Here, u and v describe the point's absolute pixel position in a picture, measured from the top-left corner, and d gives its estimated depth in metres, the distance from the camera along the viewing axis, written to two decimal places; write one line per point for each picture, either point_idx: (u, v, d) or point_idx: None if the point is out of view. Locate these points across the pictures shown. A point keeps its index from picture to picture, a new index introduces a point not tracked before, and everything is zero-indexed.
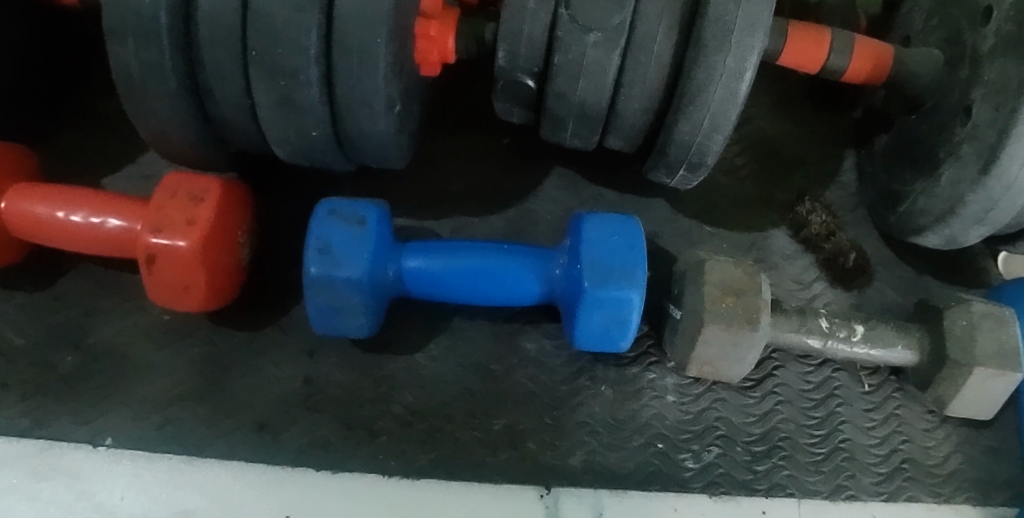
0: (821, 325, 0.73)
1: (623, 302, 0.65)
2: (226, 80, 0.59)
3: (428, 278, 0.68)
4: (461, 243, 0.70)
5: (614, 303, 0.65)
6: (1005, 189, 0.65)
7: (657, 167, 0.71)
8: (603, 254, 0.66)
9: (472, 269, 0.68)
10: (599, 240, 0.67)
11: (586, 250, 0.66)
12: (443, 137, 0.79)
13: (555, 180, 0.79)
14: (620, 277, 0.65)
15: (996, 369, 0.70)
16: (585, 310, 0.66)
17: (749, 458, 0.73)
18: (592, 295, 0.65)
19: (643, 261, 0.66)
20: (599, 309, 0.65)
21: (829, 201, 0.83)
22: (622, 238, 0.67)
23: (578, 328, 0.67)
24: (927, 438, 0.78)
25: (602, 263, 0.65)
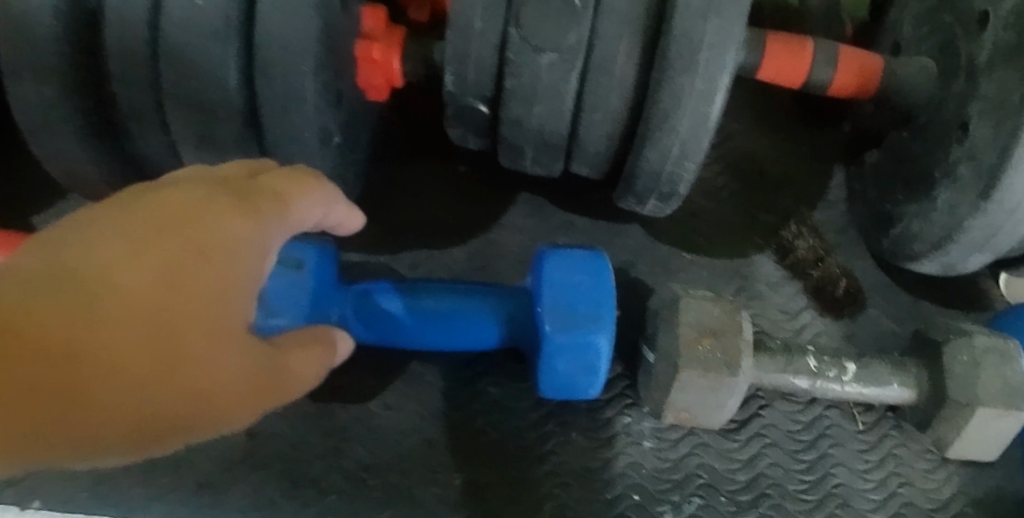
0: (808, 364, 0.67)
1: (592, 345, 0.60)
2: (145, 114, 0.54)
3: (379, 323, 0.63)
4: (416, 283, 0.65)
5: (582, 347, 0.60)
6: (1008, 214, 0.59)
7: (627, 195, 0.65)
8: (568, 294, 0.61)
9: (428, 313, 0.63)
10: (561, 279, 0.61)
11: (548, 289, 0.61)
12: (398, 164, 0.73)
13: (520, 206, 0.73)
14: (587, 318, 0.60)
15: (1001, 410, 0.64)
16: (549, 357, 0.61)
17: (734, 508, 0.67)
18: (557, 339, 0.60)
19: (611, 301, 0.61)
20: (563, 356, 0.61)
21: (817, 221, 0.77)
22: (587, 276, 0.62)
23: (543, 376, 0.62)
24: (928, 480, 0.72)
25: (566, 304, 0.60)
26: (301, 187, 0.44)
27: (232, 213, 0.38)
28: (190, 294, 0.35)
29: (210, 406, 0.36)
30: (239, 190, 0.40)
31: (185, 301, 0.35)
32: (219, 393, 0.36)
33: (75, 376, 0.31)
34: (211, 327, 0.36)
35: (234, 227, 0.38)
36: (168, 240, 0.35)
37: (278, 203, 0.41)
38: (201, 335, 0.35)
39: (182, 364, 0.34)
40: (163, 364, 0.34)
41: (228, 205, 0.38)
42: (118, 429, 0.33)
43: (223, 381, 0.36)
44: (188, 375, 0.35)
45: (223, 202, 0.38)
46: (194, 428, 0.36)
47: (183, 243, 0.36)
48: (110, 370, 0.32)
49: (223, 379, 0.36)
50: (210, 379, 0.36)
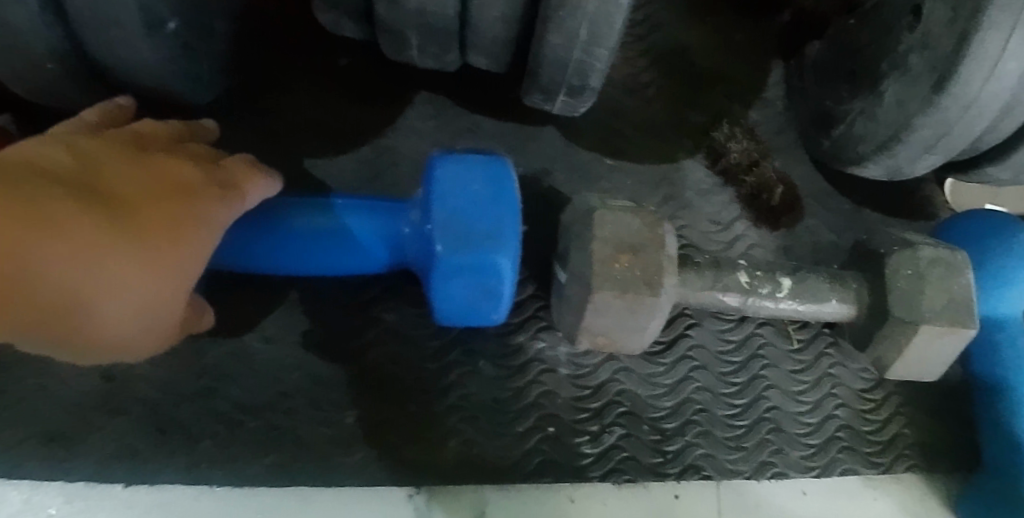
0: (740, 280, 0.60)
1: (492, 267, 0.53)
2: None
3: (246, 247, 0.54)
4: (291, 199, 0.56)
5: (480, 269, 0.53)
6: (964, 108, 0.53)
7: (532, 91, 0.57)
8: (464, 208, 0.52)
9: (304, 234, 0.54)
10: (457, 191, 0.53)
11: (442, 204, 0.52)
12: (277, 63, 0.65)
13: (417, 109, 0.65)
14: (488, 236, 0.52)
15: (945, 327, 0.59)
16: (441, 280, 0.53)
17: (658, 437, 0.62)
18: (451, 263, 0.52)
19: (515, 215, 0.53)
20: (459, 277, 0.53)
21: (751, 122, 0.70)
22: (487, 187, 0.53)
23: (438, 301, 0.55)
24: (864, 401, 0.68)
25: (461, 219, 0.52)
26: (256, 179, 0.52)
27: (214, 203, 0.47)
28: (173, 251, 0.44)
29: (148, 337, 0.46)
30: (219, 182, 0.49)
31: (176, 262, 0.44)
32: (153, 333, 0.46)
33: (80, 283, 0.40)
34: (182, 284, 0.46)
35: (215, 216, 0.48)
36: (175, 209, 0.45)
37: (243, 198, 0.51)
38: (173, 290, 0.45)
39: (152, 307, 0.44)
40: (145, 304, 0.44)
41: (211, 196, 0.47)
42: (86, 337, 0.42)
43: (165, 325, 0.47)
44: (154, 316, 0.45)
45: (205, 188, 0.47)
46: (114, 349, 0.44)
47: (173, 212, 0.44)
48: (98, 292, 0.40)
49: (164, 322, 0.46)
50: (161, 324, 0.46)
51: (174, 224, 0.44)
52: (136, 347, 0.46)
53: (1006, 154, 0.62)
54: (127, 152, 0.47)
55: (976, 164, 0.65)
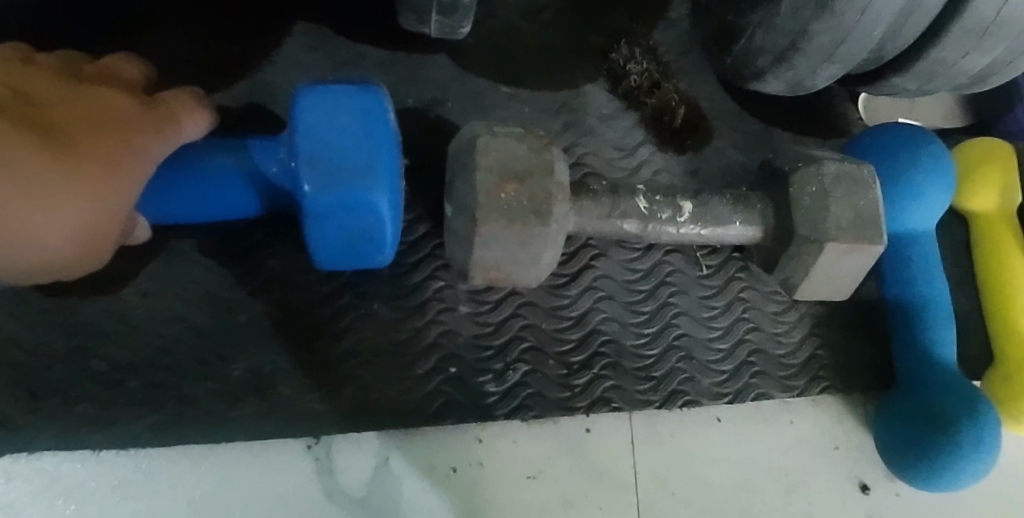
0: (638, 205, 0.59)
1: (359, 206, 0.49)
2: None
3: None
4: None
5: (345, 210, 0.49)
6: (859, 13, 0.51)
7: (406, 13, 0.53)
8: (330, 142, 0.49)
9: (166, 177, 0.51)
10: (321, 123, 0.49)
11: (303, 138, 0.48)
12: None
13: (299, 40, 0.63)
14: (353, 172, 0.49)
15: (852, 243, 0.57)
16: (314, 223, 0.50)
17: (565, 372, 0.62)
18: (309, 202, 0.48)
19: (387, 152, 0.50)
20: (333, 219, 0.50)
21: (654, 43, 0.69)
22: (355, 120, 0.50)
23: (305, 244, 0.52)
24: (777, 323, 0.68)
25: (329, 154, 0.49)
26: (194, 114, 0.51)
27: (151, 133, 0.48)
28: (115, 181, 0.45)
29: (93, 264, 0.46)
30: (155, 114, 0.49)
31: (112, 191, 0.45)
32: (99, 263, 0.47)
33: (24, 210, 0.41)
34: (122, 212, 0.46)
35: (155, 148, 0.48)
36: (108, 140, 0.45)
37: (180, 129, 0.50)
38: (111, 219, 0.45)
39: (92, 236, 0.44)
40: (91, 232, 0.44)
41: (147, 125, 0.48)
42: (29, 260, 0.43)
43: (109, 253, 0.47)
44: (95, 246, 0.45)
45: (144, 121, 0.48)
46: (59, 272, 0.45)
47: (113, 143, 0.45)
48: (42, 218, 0.41)
49: (108, 250, 0.47)
50: (104, 251, 0.47)
51: (115, 155, 0.45)
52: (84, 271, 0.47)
53: (911, 63, 0.60)
54: (67, 84, 0.47)
55: (881, 76, 0.64)
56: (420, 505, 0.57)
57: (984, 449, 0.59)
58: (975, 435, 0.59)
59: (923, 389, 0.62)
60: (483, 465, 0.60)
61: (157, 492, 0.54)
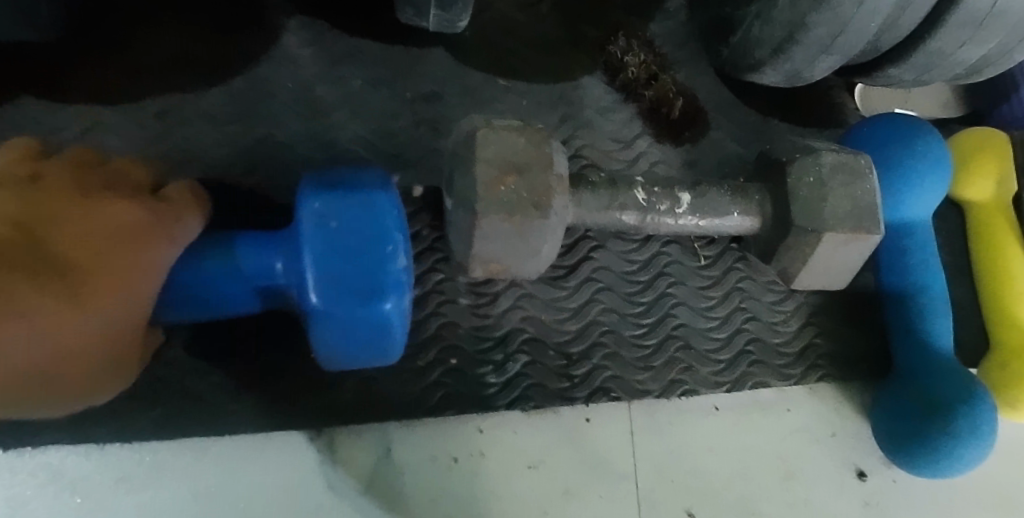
0: (637, 197, 0.59)
1: (369, 356, 0.53)
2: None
3: None
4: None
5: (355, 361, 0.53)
6: (857, 4, 0.51)
7: (404, 6, 0.53)
8: (344, 344, 0.49)
9: (174, 320, 0.50)
10: (335, 328, 0.47)
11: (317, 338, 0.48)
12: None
13: (296, 35, 0.63)
14: (365, 350, 0.51)
15: (850, 234, 0.58)
16: (320, 330, 0.48)
17: (564, 363, 0.63)
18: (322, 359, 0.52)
19: (403, 329, 0.50)
20: (340, 329, 0.48)
21: (651, 35, 0.69)
22: (376, 330, 0.48)
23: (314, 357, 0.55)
24: (774, 313, 0.69)
25: (338, 265, 0.46)
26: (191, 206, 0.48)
27: (160, 245, 0.45)
28: (125, 307, 0.43)
29: (118, 383, 0.47)
30: (160, 218, 0.46)
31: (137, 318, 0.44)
32: (124, 380, 0.47)
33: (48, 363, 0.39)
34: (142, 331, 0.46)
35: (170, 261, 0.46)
36: (129, 272, 0.43)
37: (188, 228, 0.47)
38: (135, 342, 0.45)
39: (121, 366, 0.45)
40: (110, 360, 0.43)
41: (156, 238, 0.45)
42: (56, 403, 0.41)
43: (131, 371, 0.47)
44: (124, 370, 0.45)
45: (152, 232, 0.45)
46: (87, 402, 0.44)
47: (123, 268, 0.42)
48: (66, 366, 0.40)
49: (133, 366, 0.47)
50: (123, 370, 0.45)
51: (126, 280, 0.42)
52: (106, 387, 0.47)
53: (907, 54, 0.60)
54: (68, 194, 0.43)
55: (877, 66, 0.64)
56: (423, 495, 0.58)
57: (982, 446, 0.60)
58: (973, 439, 0.59)
59: (927, 386, 0.62)
60: (485, 455, 0.60)
61: (162, 484, 0.54)
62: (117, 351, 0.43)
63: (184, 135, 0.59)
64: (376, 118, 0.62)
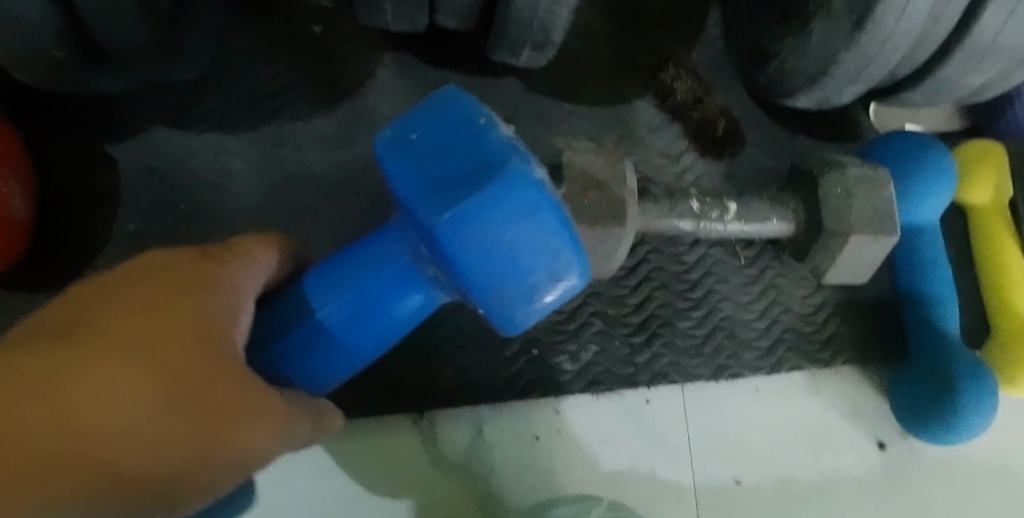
0: (692, 207, 0.69)
1: (542, 272, 0.43)
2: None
3: (295, 357, 0.47)
4: (275, 327, 0.47)
5: (528, 283, 0.43)
6: (880, 44, 0.61)
7: (500, 47, 0.62)
8: (487, 245, 0.41)
9: (341, 361, 0.48)
10: (462, 225, 0.40)
11: (457, 244, 0.41)
12: (233, 31, 0.71)
13: (389, 67, 0.72)
14: (521, 249, 0.42)
15: (872, 236, 0.67)
16: (470, 246, 0.41)
17: (628, 350, 0.72)
18: (491, 294, 0.43)
19: (554, 206, 0.42)
20: (486, 228, 0.41)
21: (694, 63, 0.80)
22: (504, 202, 0.41)
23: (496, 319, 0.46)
24: (806, 305, 0.79)
25: (448, 172, 0.41)
26: (242, 250, 0.46)
27: (199, 269, 0.41)
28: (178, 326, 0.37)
29: (252, 440, 0.38)
30: (203, 255, 0.43)
31: (180, 357, 0.36)
32: (243, 447, 0.38)
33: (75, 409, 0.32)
34: (217, 386, 0.37)
35: (210, 287, 0.41)
36: (168, 296, 0.38)
37: (243, 263, 0.45)
38: (210, 395, 0.37)
39: (196, 425, 0.35)
40: (184, 395, 0.35)
41: (193, 266, 0.41)
42: (136, 458, 0.33)
43: (266, 422, 0.39)
44: (233, 421, 0.37)
45: (189, 262, 0.41)
46: (208, 457, 0.36)
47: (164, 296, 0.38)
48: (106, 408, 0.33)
49: (240, 434, 0.37)
50: (231, 408, 0.37)
51: (172, 304, 0.38)
52: (238, 469, 0.38)
53: (920, 80, 0.70)
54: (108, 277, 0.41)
55: (894, 90, 0.74)
56: (511, 467, 0.68)
57: (988, 412, 0.70)
58: (982, 404, 0.70)
59: (944, 363, 0.71)
60: (562, 433, 0.69)
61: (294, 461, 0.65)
62: (171, 410, 0.35)
63: (301, 159, 0.68)
64: None
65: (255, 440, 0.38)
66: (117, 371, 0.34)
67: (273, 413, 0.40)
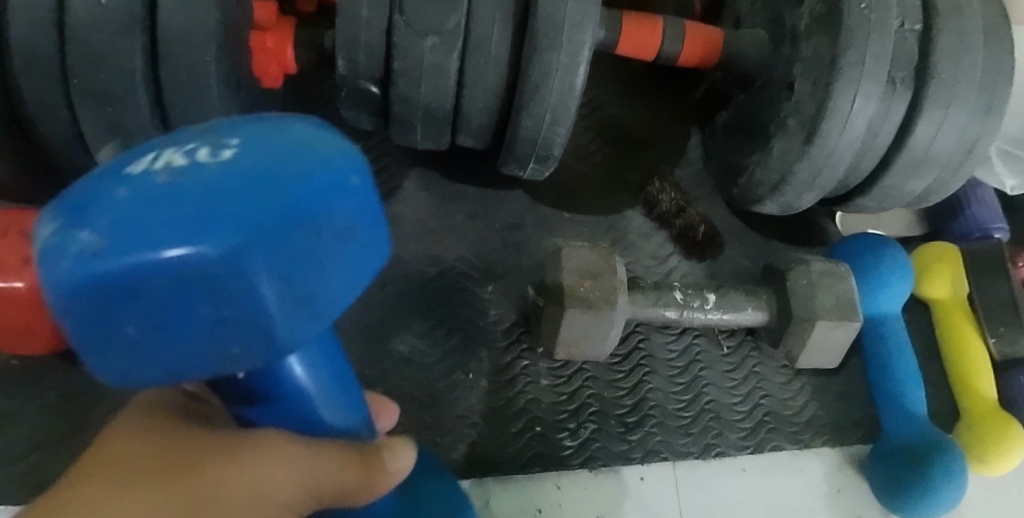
0: (675, 297, 0.78)
1: (257, 293, 0.26)
2: (24, 122, 0.64)
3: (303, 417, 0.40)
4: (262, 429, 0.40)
5: (281, 303, 0.28)
6: (827, 156, 0.73)
7: (509, 162, 0.74)
8: (213, 349, 0.28)
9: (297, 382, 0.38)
10: (178, 365, 0.28)
11: (210, 374, 0.30)
12: None
13: (414, 181, 0.86)
14: (221, 323, 0.27)
15: (837, 321, 0.76)
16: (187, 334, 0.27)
17: (623, 429, 0.79)
18: (303, 333, 0.30)
19: (151, 233, 0.24)
20: (162, 318, 0.26)
21: (677, 178, 0.93)
22: (140, 337, 0.26)
23: (359, 273, 0.32)
24: (784, 391, 0.86)
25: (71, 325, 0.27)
26: None
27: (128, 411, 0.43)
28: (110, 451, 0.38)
29: (235, 474, 0.36)
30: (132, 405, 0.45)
31: (136, 457, 0.37)
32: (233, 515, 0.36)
33: None
34: (165, 461, 0.37)
35: (153, 413, 0.41)
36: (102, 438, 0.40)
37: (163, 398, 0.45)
38: (175, 466, 0.36)
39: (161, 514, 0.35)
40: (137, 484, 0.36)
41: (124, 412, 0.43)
42: None
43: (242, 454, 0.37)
44: (204, 468, 0.36)
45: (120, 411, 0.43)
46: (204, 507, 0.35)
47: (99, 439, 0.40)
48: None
49: (213, 507, 0.36)
50: (192, 461, 0.37)
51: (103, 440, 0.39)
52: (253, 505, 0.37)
53: (869, 188, 0.82)
54: None
55: (850, 198, 0.86)
56: None
57: (955, 496, 0.77)
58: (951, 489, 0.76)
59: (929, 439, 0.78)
60: (562, 507, 0.75)
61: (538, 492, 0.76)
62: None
63: None
64: (476, 244, 0.84)
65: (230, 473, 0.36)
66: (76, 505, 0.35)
67: (258, 444, 0.37)
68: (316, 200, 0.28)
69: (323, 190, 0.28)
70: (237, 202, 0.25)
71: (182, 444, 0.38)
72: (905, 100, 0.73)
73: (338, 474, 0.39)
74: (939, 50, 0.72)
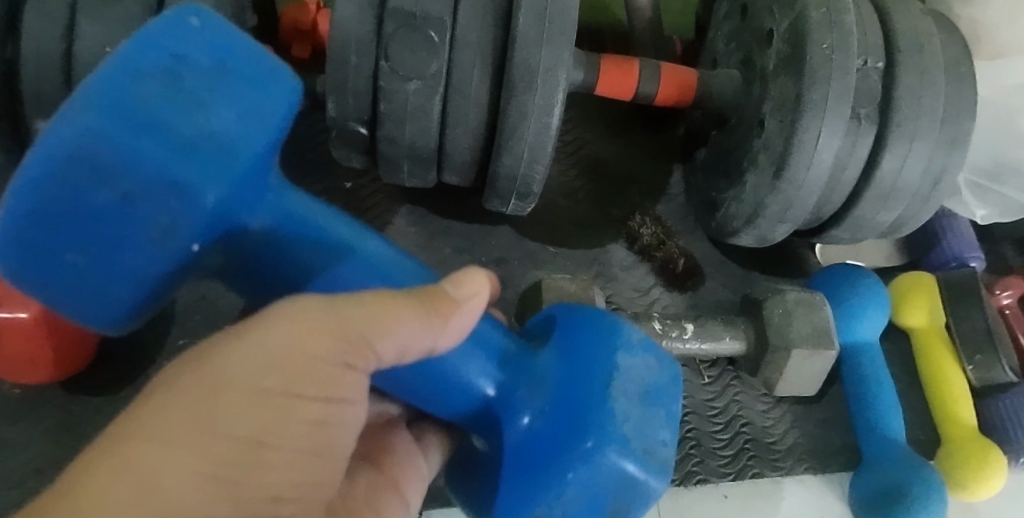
0: (654, 327, 0.81)
1: (140, 147, 0.38)
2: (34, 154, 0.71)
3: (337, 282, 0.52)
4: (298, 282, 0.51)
5: (162, 150, 0.38)
6: (797, 189, 0.76)
7: (492, 198, 0.77)
8: (163, 209, 0.39)
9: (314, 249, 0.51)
10: (144, 224, 0.39)
11: (154, 225, 0.40)
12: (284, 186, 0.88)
13: (404, 217, 0.89)
14: (131, 179, 0.38)
15: (812, 349, 0.78)
16: (125, 192, 0.38)
17: None
18: (208, 171, 0.40)
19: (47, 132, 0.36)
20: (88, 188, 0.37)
21: (659, 213, 0.96)
22: (86, 232, 0.38)
23: (241, 111, 0.42)
24: (765, 419, 0.87)
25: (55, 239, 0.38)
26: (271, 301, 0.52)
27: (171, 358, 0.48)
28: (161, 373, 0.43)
29: (270, 342, 0.42)
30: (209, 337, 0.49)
31: (175, 372, 0.42)
32: (266, 376, 0.42)
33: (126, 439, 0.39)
34: (205, 367, 0.41)
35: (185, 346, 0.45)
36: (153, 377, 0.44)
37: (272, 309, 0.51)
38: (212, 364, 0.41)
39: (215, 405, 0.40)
40: (180, 386, 0.41)
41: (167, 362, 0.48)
42: (199, 426, 0.40)
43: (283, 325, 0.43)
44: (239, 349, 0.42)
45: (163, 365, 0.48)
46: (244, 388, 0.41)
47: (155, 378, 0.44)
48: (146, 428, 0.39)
49: (229, 372, 0.41)
50: (229, 354, 0.42)
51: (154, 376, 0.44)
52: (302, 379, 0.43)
53: (842, 218, 0.84)
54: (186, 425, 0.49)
55: (824, 229, 0.88)
56: None
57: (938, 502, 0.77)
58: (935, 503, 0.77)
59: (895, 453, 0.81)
60: None
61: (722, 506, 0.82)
62: (160, 402, 0.40)
63: None
64: None
65: (264, 344, 0.42)
66: (145, 418, 0.40)
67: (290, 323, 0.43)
68: (157, 62, 0.39)
69: (144, 54, 0.39)
70: (93, 88, 0.37)
71: (210, 340, 0.44)
72: (871, 135, 0.77)
73: (395, 317, 0.47)
74: (902, 87, 0.76)
